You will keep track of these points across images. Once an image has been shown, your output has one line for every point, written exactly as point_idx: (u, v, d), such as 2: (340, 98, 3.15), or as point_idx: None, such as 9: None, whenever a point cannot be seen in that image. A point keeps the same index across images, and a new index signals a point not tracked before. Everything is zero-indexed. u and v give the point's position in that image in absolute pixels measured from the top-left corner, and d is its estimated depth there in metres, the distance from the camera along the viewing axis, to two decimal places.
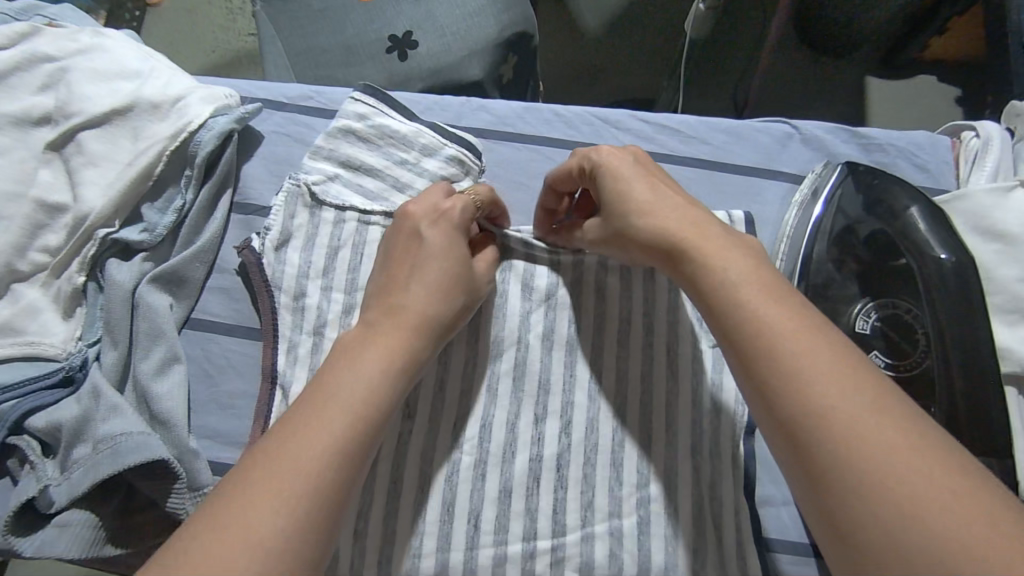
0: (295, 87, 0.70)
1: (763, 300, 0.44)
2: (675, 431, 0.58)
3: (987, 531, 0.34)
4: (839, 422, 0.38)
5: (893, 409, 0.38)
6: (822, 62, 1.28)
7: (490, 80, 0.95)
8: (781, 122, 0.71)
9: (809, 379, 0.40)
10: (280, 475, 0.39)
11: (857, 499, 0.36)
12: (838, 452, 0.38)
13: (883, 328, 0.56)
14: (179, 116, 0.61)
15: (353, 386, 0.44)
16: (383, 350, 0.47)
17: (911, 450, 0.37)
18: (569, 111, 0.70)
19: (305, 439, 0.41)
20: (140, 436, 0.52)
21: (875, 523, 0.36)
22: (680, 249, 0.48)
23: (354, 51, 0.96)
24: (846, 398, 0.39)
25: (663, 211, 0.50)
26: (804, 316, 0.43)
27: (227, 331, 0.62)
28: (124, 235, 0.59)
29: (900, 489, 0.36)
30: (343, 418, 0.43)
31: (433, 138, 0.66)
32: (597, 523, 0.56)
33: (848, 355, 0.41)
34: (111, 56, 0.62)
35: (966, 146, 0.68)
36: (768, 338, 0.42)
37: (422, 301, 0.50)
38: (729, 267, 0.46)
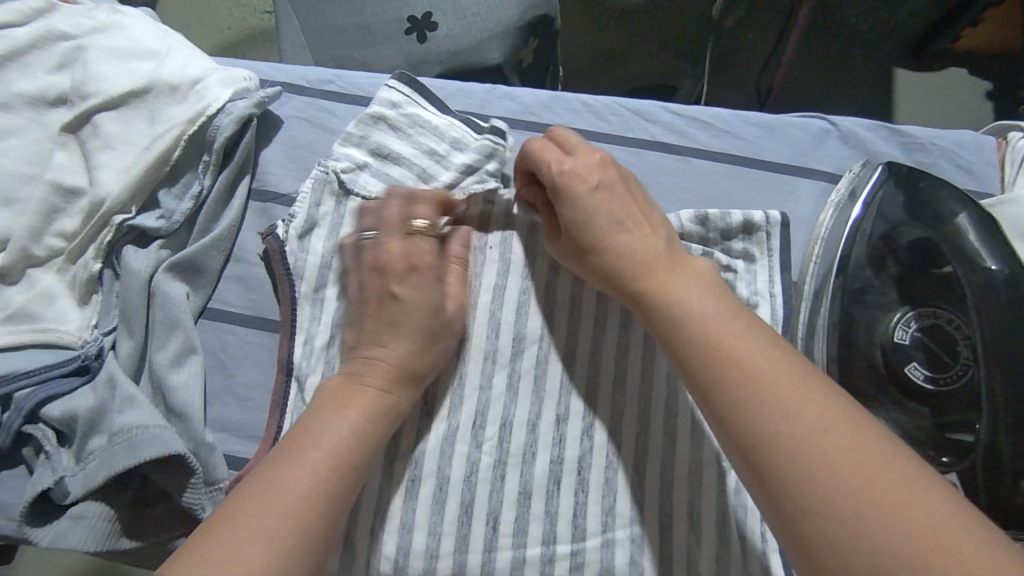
0: (314, 70, 0.68)
1: (716, 322, 0.44)
2: (701, 435, 0.57)
3: (928, 543, 0.33)
4: (787, 443, 0.38)
5: (844, 423, 0.38)
6: (852, 52, 1.24)
7: (509, 65, 0.93)
8: (818, 117, 0.68)
9: (758, 397, 0.40)
10: (248, 537, 0.41)
11: (819, 523, 0.36)
12: (792, 474, 0.37)
13: (923, 339, 0.53)
14: (197, 100, 0.59)
15: (328, 446, 0.46)
16: (359, 411, 0.49)
17: (857, 465, 0.37)
18: (598, 102, 0.68)
19: (292, 480, 0.44)
20: (158, 428, 0.51)
21: (838, 549, 0.35)
22: (637, 275, 0.49)
23: (372, 30, 0.94)
24: (798, 416, 0.39)
25: (621, 239, 0.51)
26: (755, 335, 0.43)
27: (243, 323, 0.61)
28: (140, 221, 0.58)
29: (857, 509, 0.35)
30: (314, 482, 0.44)
31: (466, 132, 0.64)
32: (617, 528, 0.55)
33: (796, 370, 0.41)
34: (128, 34, 0.60)
35: (1011, 148, 0.65)
36: (719, 359, 0.42)
37: (397, 357, 0.52)
38: (678, 289, 0.47)
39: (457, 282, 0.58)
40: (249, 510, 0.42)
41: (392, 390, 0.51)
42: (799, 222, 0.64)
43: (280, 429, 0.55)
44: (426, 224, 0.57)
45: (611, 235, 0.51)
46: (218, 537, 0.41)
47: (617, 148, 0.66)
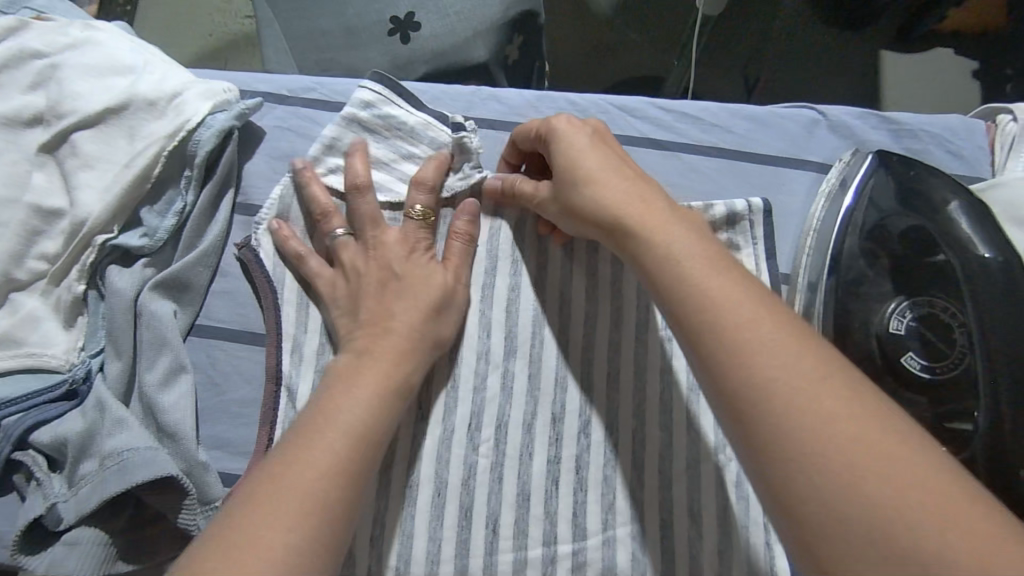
0: (296, 79, 0.67)
1: (705, 269, 0.43)
2: (698, 429, 0.56)
3: (925, 499, 0.32)
4: (783, 394, 0.37)
5: (831, 376, 0.37)
6: (840, 36, 1.23)
7: (495, 62, 0.92)
8: (807, 107, 0.68)
9: (750, 347, 0.38)
10: (271, 521, 0.38)
11: (805, 478, 0.34)
12: (778, 428, 0.36)
13: (919, 328, 0.53)
14: (177, 114, 0.58)
15: (343, 425, 0.44)
16: (371, 386, 0.47)
17: (853, 419, 0.35)
18: (584, 100, 0.67)
19: (311, 454, 0.42)
20: (148, 451, 0.51)
21: (822, 505, 0.34)
22: (626, 221, 0.47)
23: (354, 33, 0.93)
24: (785, 367, 0.37)
25: (616, 184, 0.49)
26: (745, 284, 0.42)
27: (232, 337, 0.60)
28: (123, 240, 0.57)
29: (845, 464, 0.34)
30: (329, 460, 0.42)
31: (441, 130, 0.64)
32: (618, 526, 0.55)
33: (789, 323, 0.40)
34: (104, 50, 0.59)
35: (1002, 131, 0.65)
36: (710, 310, 0.41)
37: (406, 329, 0.52)
38: (672, 239, 0.45)
39: (460, 254, 0.58)
40: (278, 495, 0.40)
41: (403, 363, 0.50)
42: (792, 213, 0.63)
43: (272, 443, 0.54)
44: (421, 210, 0.58)
45: (601, 182, 0.50)
46: (251, 505, 0.39)
47: None
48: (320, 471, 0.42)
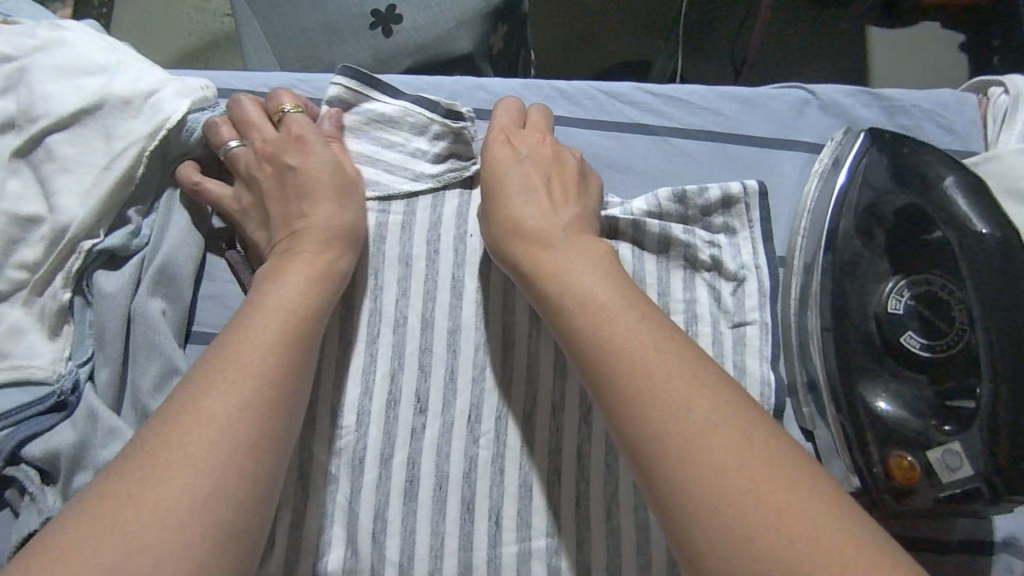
0: (278, 77, 0.66)
1: (616, 319, 0.44)
2: None
3: (800, 538, 0.34)
4: (675, 437, 0.38)
5: (734, 424, 0.38)
6: (826, 14, 1.22)
7: (481, 53, 0.91)
8: (797, 87, 0.67)
9: (648, 390, 0.40)
10: (207, 391, 0.43)
11: (694, 522, 0.36)
12: (685, 484, 0.37)
13: (917, 307, 0.53)
14: (154, 113, 0.57)
15: (276, 308, 0.48)
16: (301, 273, 0.51)
17: (740, 461, 0.37)
18: (571, 87, 0.66)
19: (243, 336, 0.46)
20: None
21: (710, 548, 0.35)
22: (539, 263, 0.49)
23: (336, 29, 0.91)
24: (688, 421, 0.38)
25: (537, 226, 0.51)
26: (657, 335, 0.43)
27: None
28: (110, 243, 0.56)
29: (732, 506, 0.35)
30: (261, 343, 0.46)
31: (421, 115, 0.62)
32: (622, 515, 0.54)
33: (689, 364, 0.42)
34: (76, 51, 0.57)
35: (993, 104, 0.65)
36: (614, 353, 0.42)
37: (322, 214, 0.55)
38: (582, 278, 0.47)
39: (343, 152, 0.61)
40: (209, 378, 0.43)
41: (330, 253, 0.54)
42: (785, 196, 0.63)
43: None
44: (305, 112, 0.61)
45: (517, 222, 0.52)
46: (197, 381, 0.43)
47: (592, 132, 0.64)
48: (248, 360, 0.45)
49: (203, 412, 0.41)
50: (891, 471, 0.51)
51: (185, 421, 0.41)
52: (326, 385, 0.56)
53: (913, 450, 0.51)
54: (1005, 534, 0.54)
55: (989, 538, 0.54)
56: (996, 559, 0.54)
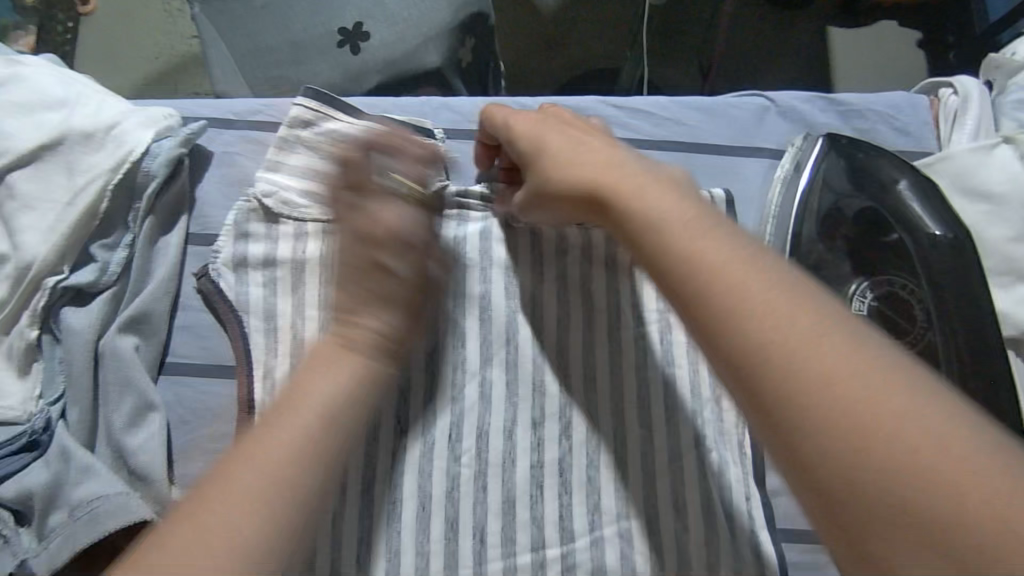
0: (243, 101, 0.65)
1: (700, 237, 0.41)
2: (677, 422, 0.57)
3: (934, 455, 0.32)
4: (779, 359, 0.35)
5: (838, 336, 0.36)
6: (787, 17, 1.25)
7: (450, 67, 0.91)
8: (756, 94, 0.68)
9: (746, 311, 0.37)
10: (217, 505, 0.39)
11: (810, 446, 0.34)
12: (794, 398, 0.35)
13: (879, 307, 0.56)
14: (117, 145, 0.56)
15: (315, 406, 0.43)
16: (350, 366, 0.46)
17: (856, 378, 0.34)
18: (537, 103, 0.67)
19: (276, 440, 0.41)
20: (120, 497, 0.49)
21: (830, 469, 0.33)
22: (606, 195, 0.45)
23: (303, 48, 0.91)
24: (788, 333, 0.36)
25: (594, 162, 0.47)
26: (746, 251, 0.40)
27: (199, 373, 0.58)
28: (75, 279, 0.55)
29: (853, 429, 0.33)
30: (288, 449, 0.41)
31: None
32: (605, 526, 0.55)
33: (783, 280, 0.38)
34: (33, 85, 0.57)
35: (944, 105, 0.67)
36: (701, 276, 0.39)
37: (395, 298, 0.48)
38: (657, 204, 0.43)
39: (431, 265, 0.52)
40: (223, 487, 0.39)
41: (387, 344, 0.48)
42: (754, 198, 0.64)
43: None
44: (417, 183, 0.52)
45: (557, 172, 0.49)
46: (211, 494, 0.39)
47: None
48: (270, 453, 0.41)
49: (205, 520, 0.38)
50: None
51: (210, 498, 0.39)
52: None
53: None
54: None
55: None
56: None
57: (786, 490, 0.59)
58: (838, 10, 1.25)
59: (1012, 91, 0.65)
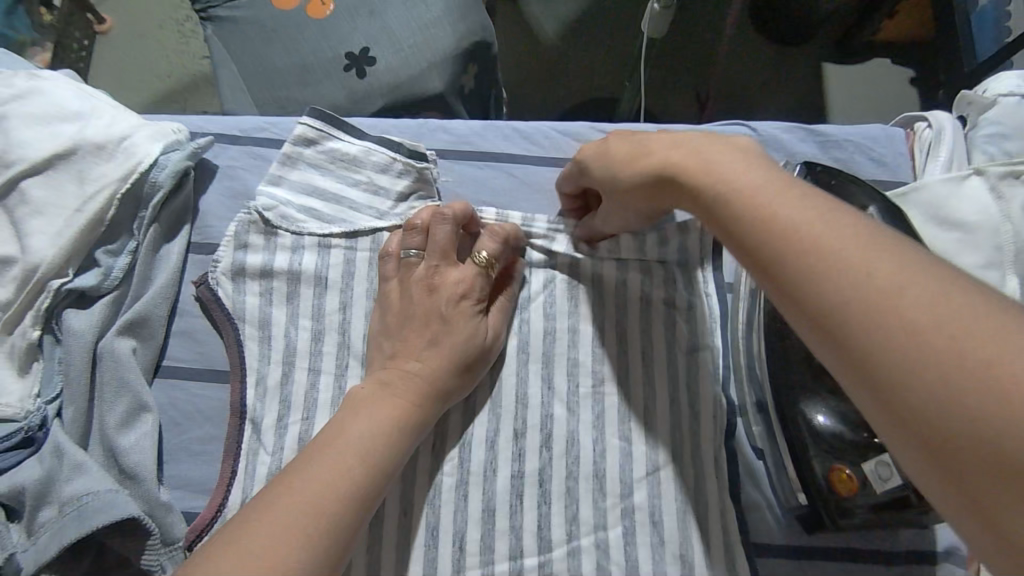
0: (247, 118, 0.68)
1: (778, 198, 0.42)
2: (656, 437, 0.58)
3: None
4: (861, 301, 0.36)
5: (935, 283, 0.35)
6: (781, 53, 1.30)
7: (452, 92, 0.95)
8: (739, 124, 0.72)
9: (826, 261, 0.38)
10: (268, 521, 0.43)
11: (904, 385, 0.33)
12: (883, 349, 0.34)
13: None
14: (127, 156, 0.59)
15: (356, 447, 0.48)
16: (388, 415, 0.51)
17: (950, 311, 0.33)
18: (528, 127, 0.70)
19: (325, 469, 0.46)
20: (108, 494, 0.50)
21: (929, 405, 0.33)
22: (677, 174, 0.48)
23: (310, 71, 0.95)
24: (875, 283, 0.36)
25: (664, 146, 0.50)
26: (832, 210, 0.40)
27: (192, 377, 0.60)
28: (78, 283, 0.57)
29: (950, 359, 0.32)
30: (335, 478, 0.46)
31: (384, 154, 0.65)
32: (582, 536, 0.56)
33: (864, 233, 0.39)
34: (50, 99, 0.60)
35: (919, 137, 0.70)
36: (779, 232, 0.40)
37: (430, 374, 0.54)
38: (728, 173, 0.45)
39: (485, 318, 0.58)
40: (273, 506, 0.44)
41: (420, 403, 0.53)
42: None
43: (233, 475, 0.55)
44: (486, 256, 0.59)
45: (625, 171, 0.52)
46: (258, 516, 0.43)
47: (550, 169, 0.68)
48: (319, 482, 0.45)
49: (258, 533, 0.42)
50: (832, 486, 0.51)
51: (263, 515, 0.43)
52: (293, 415, 0.57)
53: (851, 462, 0.51)
54: (947, 544, 0.57)
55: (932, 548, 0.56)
56: (940, 568, 0.56)
57: (764, 505, 0.59)
58: (832, 47, 1.30)
59: (983, 125, 0.68)
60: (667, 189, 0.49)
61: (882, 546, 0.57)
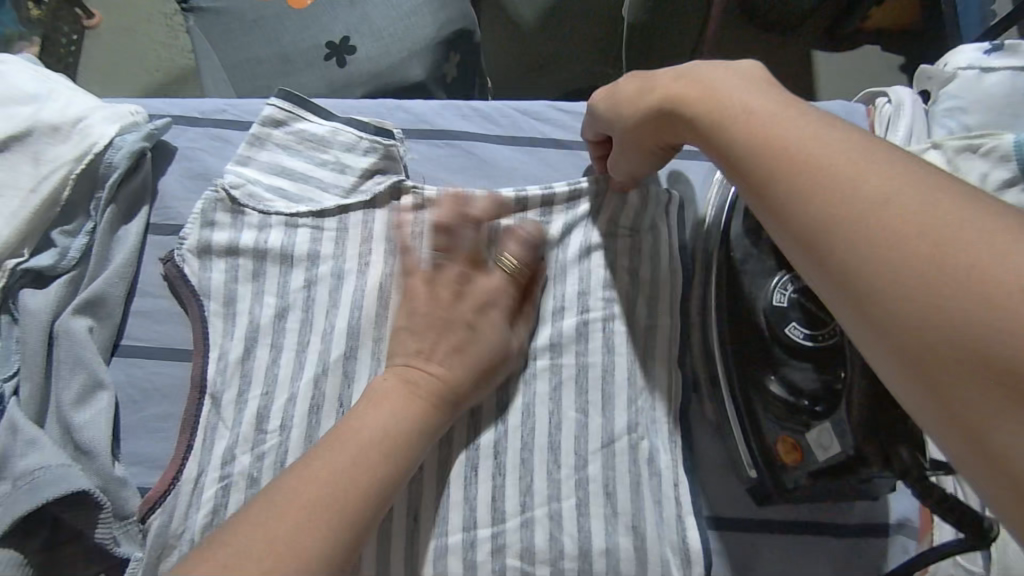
0: (207, 101, 0.69)
1: (777, 120, 0.42)
2: (612, 409, 0.59)
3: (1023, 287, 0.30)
4: (851, 215, 0.36)
5: (923, 193, 0.35)
6: (771, 38, 1.29)
7: (432, 80, 0.95)
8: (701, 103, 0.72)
9: (819, 177, 0.38)
10: (281, 508, 0.43)
11: (886, 293, 0.34)
12: (865, 258, 0.35)
13: (801, 300, 0.53)
14: (81, 139, 0.60)
15: (376, 431, 0.48)
16: (412, 406, 0.50)
17: (940, 222, 0.34)
18: (488, 107, 0.70)
19: (343, 451, 0.47)
20: (61, 468, 0.51)
21: (906, 313, 0.33)
22: (679, 107, 0.48)
23: (289, 60, 0.95)
24: (863, 195, 0.36)
25: (669, 80, 0.49)
26: (828, 128, 0.41)
27: (151, 355, 0.61)
28: (35, 262, 0.58)
29: (929, 268, 0.33)
30: (352, 459, 0.46)
31: (350, 134, 0.65)
32: (536, 507, 0.56)
33: (864, 150, 0.39)
34: (7, 82, 0.60)
35: (879, 112, 0.70)
36: (772, 151, 0.41)
37: (451, 365, 0.53)
38: (731, 100, 0.45)
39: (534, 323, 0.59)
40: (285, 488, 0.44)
41: (442, 387, 0.52)
42: (689, 205, 0.66)
43: (191, 449, 0.56)
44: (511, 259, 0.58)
45: (632, 108, 0.52)
46: (269, 505, 0.44)
47: (512, 149, 0.69)
48: (330, 464, 0.46)
49: (274, 519, 0.43)
50: (779, 454, 0.53)
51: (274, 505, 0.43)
52: (252, 390, 0.57)
53: (798, 431, 0.51)
54: (899, 515, 0.57)
55: (884, 520, 0.57)
56: (893, 539, 0.57)
57: (719, 476, 0.59)
58: (821, 34, 1.29)
59: (943, 100, 0.67)
60: (671, 123, 0.49)
61: (839, 519, 0.57)
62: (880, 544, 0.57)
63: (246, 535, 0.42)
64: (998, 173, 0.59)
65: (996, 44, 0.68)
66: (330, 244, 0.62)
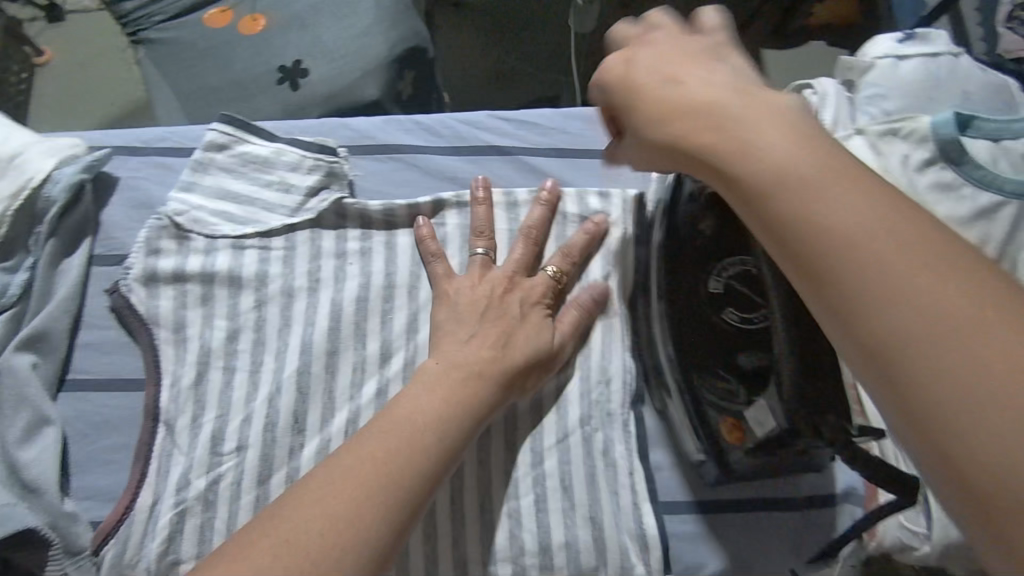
0: (150, 130, 0.69)
1: (774, 137, 0.40)
2: (566, 405, 0.59)
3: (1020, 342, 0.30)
4: (854, 249, 0.35)
5: (921, 236, 0.35)
6: None
7: (387, 98, 0.95)
8: None
9: (820, 206, 0.37)
10: (331, 495, 0.41)
11: (893, 333, 0.33)
12: (872, 296, 0.34)
13: (734, 285, 0.54)
14: (18, 174, 0.61)
15: (426, 419, 0.47)
16: (446, 395, 0.49)
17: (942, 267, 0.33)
18: (431, 119, 0.71)
19: (396, 436, 0.45)
20: (5, 507, 0.51)
21: (916, 355, 0.32)
22: (678, 111, 0.44)
23: (240, 85, 0.95)
24: (865, 230, 0.35)
25: (666, 80, 0.45)
26: (822, 153, 0.39)
27: (100, 386, 0.60)
28: None
29: (936, 314, 0.32)
30: (405, 449, 0.45)
31: (294, 153, 0.66)
32: (496, 507, 0.57)
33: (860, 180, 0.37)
34: None
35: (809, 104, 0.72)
36: (771, 172, 0.39)
37: (487, 361, 0.52)
38: (730, 109, 0.42)
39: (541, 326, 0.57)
40: (324, 480, 0.42)
41: (481, 381, 0.51)
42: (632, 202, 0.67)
43: (144, 477, 0.56)
44: (556, 269, 0.61)
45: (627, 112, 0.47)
46: (317, 486, 0.41)
47: (458, 159, 0.70)
48: (374, 450, 0.44)
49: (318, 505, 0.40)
50: (722, 435, 0.54)
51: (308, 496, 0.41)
52: (207, 413, 0.57)
53: (738, 412, 0.52)
54: (845, 485, 0.59)
55: (831, 490, 0.59)
56: (840, 509, 0.59)
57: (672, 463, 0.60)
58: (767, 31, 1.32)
59: (864, 88, 0.70)
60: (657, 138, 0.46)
61: (789, 493, 0.59)
62: (829, 515, 0.58)
63: (303, 515, 0.39)
64: (917, 155, 0.62)
65: (910, 33, 0.71)
66: (278, 263, 0.62)
